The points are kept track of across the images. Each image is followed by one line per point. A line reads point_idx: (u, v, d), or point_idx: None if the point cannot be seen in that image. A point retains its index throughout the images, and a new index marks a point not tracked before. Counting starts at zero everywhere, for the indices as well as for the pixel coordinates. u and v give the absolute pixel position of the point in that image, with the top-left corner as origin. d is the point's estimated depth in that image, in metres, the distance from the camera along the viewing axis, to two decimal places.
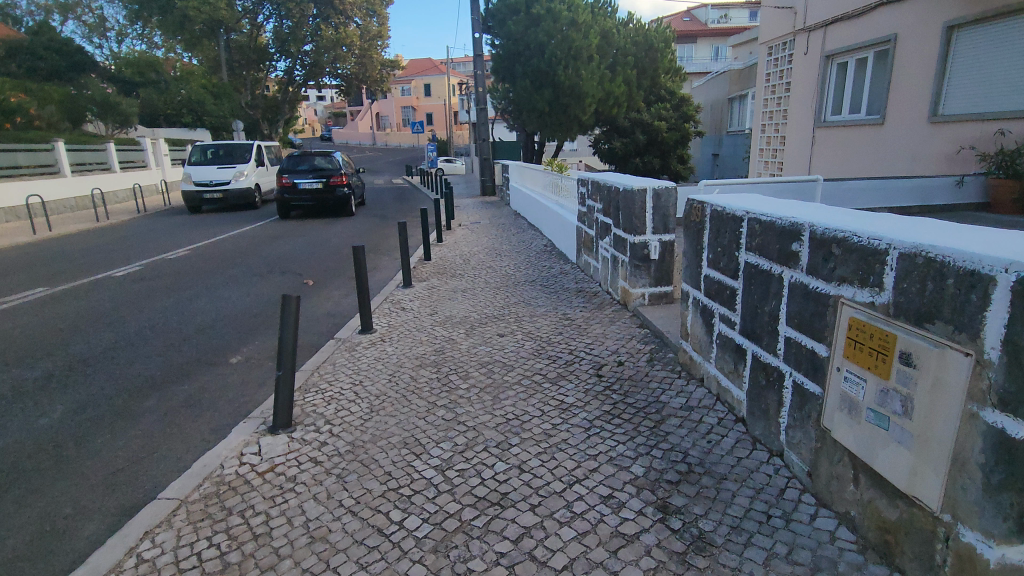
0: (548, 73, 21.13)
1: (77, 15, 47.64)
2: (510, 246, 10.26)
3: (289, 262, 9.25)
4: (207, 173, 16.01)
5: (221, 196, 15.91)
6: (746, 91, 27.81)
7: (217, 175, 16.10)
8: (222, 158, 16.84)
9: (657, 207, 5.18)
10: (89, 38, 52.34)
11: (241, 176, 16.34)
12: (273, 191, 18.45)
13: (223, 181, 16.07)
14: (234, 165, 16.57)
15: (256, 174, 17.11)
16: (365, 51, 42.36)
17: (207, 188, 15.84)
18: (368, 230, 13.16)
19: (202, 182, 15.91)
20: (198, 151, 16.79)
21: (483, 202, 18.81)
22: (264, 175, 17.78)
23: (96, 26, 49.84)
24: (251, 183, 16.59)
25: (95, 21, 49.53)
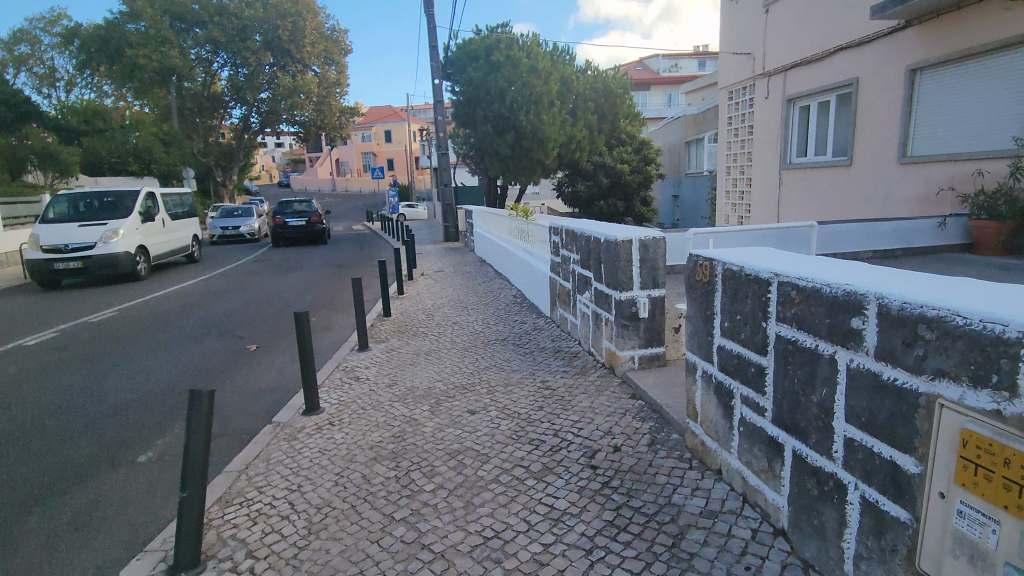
0: (509, 118, 21.08)
1: (23, 64, 46.33)
2: (477, 297, 9.58)
3: (231, 323, 8.34)
4: (62, 234, 11.60)
5: (80, 265, 11.47)
6: (702, 135, 28.49)
7: (77, 237, 11.70)
8: (96, 212, 12.55)
9: (644, 259, 4.64)
10: (36, 87, 50.81)
11: (113, 236, 11.94)
12: (167, 255, 14.08)
13: (85, 244, 11.66)
14: (105, 222, 12.25)
15: (140, 232, 12.85)
16: (323, 98, 42.11)
17: (60, 255, 11.40)
18: (323, 282, 12.29)
19: (53, 248, 11.49)
20: (64, 203, 12.52)
21: (447, 248, 18.18)
22: (157, 233, 13.58)
23: (41, 75, 48.50)
24: (129, 245, 12.28)
25: (41, 70, 48.22)
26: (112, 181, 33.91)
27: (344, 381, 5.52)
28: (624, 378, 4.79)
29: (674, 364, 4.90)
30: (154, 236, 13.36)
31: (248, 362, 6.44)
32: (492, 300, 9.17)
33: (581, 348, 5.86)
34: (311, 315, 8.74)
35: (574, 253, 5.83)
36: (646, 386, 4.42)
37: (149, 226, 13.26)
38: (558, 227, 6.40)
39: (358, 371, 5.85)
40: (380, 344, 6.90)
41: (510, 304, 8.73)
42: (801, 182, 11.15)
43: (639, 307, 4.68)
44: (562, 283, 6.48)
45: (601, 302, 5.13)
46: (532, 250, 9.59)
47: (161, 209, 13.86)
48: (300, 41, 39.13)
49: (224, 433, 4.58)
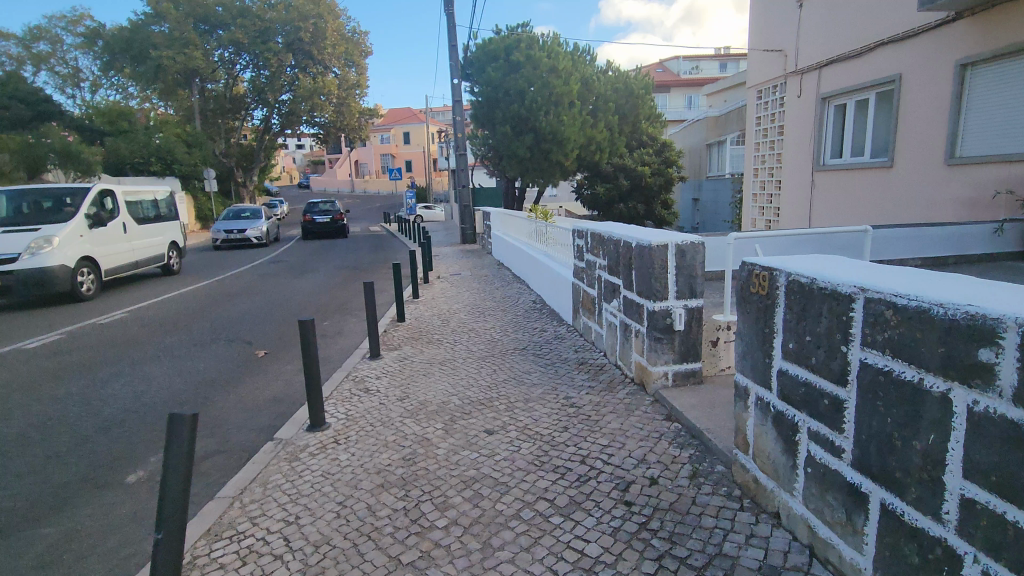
0: (527, 119, 20.69)
1: (51, 66, 47.32)
2: (494, 303, 9.19)
3: (240, 328, 8.07)
4: None
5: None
6: (724, 137, 27.85)
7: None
8: (36, 215, 10.38)
9: (680, 266, 4.21)
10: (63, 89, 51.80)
11: (43, 246, 9.69)
12: (125, 270, 11.82)
13: (9, 256, 9.47)
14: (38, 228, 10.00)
15: (85, 240, 10.57)
16: (342, 99, 42.13)
17: None
18: (337, 285, 12.01)
19: None
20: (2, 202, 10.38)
21: (463, 250, 17.84)
22: (110, 242, 11.30)
23: (68, 76, 49.29)
24: (64, 259, 9.99)
25: (67, 72, 49.02)
26: (134, 181, 34.32)
27: (353, 393, 5.16)
28: (656, 396, 4.36)
29: (712, 382, 4.45)
30: (105, 245, 11.08)
31: (254, 370, 6.13)
32: (510, 306, 8.78)
33: (606, 360, 5.44)
34: (322, 320, 8.43)
35: (601, 259, 5.42)
36: (682, 408, 3.99)
37: (99, 233, 10.98)
38: (583, 231, 5.99)
39: (367, 382, 5.48)
40: (392, 352, 6.55)
41: (528, 310, 8.33)
42: (836, 184, 10.58)
43: (675, 319, 4.25)
44: (586, 290, 6.06)
45: (630, 312, 4.71)
46: (552, 255, 9.11)
47: (121, 214, 11.66)
48: (320, 43, 39.23)
49: (223, 450, 4.25)
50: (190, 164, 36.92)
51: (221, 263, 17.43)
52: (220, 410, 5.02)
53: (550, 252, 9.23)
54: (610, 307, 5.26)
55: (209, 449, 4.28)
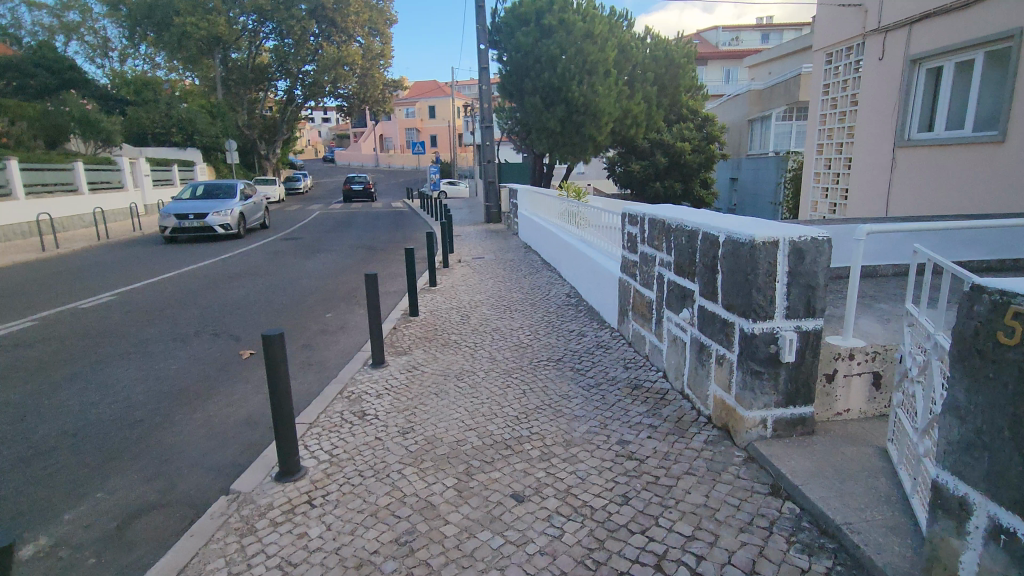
0: (560, 90, 19.16)
1: (80, 36, 47.06)
2: (521, 295, 8.01)
3: (232, 318, 7.03)
4: None
5: None
6: (769, 113, 25.90)
7: None
8: None
9: (794, 272, 2.96)
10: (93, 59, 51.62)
11: None
12: None
13: None
14: None
15: None
16: (367, 70, 40.75)
17: None
18: (349, 267, 10.96)
19: None
20: None
21: (487, 231, 16.66)
22: None
23: (97, 46, 48.84)
24: None
25: (96, 42, 48.53)
26: (156, 152, 33.87)
27: (345, 420, 4.07)
28: (746, 447, 3.19)
29: (826, 431, 3.24)
30: None
31: (234, 378, 5.08)
32: (540, 299, 7.60)
33: (667, 383, 4.28)
34: (325, 311, 7.37)
35: (667, 253, 4.18)
36: (795, 478, 2.79)
37: None
38: (642, 214, 4.74)
39: (365, 402, 4.40)
40: (401, 359, 5.46)
41: (560, 306, 7.15)
42: (922, 164, 9.04)
43: (782, 348, 3.02)
44: (641, 292, 4.86)
45: (709, 330, 3.51)
46: (591, 241, 7.80)
47: None
48: (344, 10, 37.79)
49: (165, 503, 3.19)
50: (212, 136, 36.20)
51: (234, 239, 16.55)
52: (178, 437, 3.96)
53: (588, 241, 7.93)
54: (676, 317, 4.04)
55: (148, 501, 3.22)
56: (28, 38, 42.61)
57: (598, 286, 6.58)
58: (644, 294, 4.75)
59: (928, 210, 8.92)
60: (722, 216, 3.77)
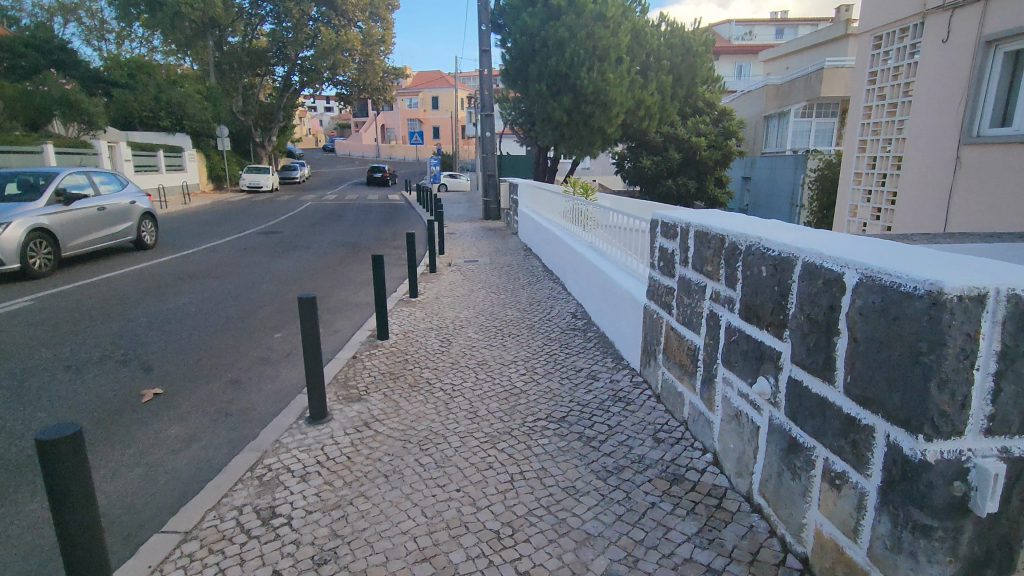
0: (568, 77, 17.73)
1: (77, 17, 45.54)
2: (517, 312, 6.63)
3: (153, 337, 5.66)
4: None
5: None
6: (787, 109, 24.47)
7: None
8: None
9: (1012, 354, 1.58)
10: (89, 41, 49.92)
11: None
12: None
13: None
14: None
15: None
16: (366, 56, 39.20)
17: None
18: (321, 269, 9.59)
19: None
20: None
21: (484, 229, 15.24)
22: None
23: (94, 28, 47.26)
24: None
25: (92, 24, 46.98)
26: (144, 136, 32.43)
27: (239, 531, 2.70)
28: None
29: None
30: None
31: (114, 434, 3.70)
32: (539, 320, 6.22)
33: (721, 474, 2.92)
34: (273, 330, 5.99)
35: (730, 286, 2.80)
36: None
37: None
38: (683, 224, 3.37)
39: (280, 490, 3.03)
40: (350, 409, 4.09)
41: (564, 330, 5.77)
42: (989, 165, 7.58)
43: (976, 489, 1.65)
44: (678, 331, 3.50)
45: (812, 423, 2.14)
46: (604, 251, 6.43)
47: None
48: None
49: None
50: (203, 120, 34.67)
51: (207, 234, 15.18)
52: None
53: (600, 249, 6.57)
54: (743, 384, 2.68)
55: None
56: (21, 17, 41.09)
57: (613, 309, 5.22)
58: (685, 338, 3.38)
59: (995, 220, 7.51)
60: (825, 233, 2.42)
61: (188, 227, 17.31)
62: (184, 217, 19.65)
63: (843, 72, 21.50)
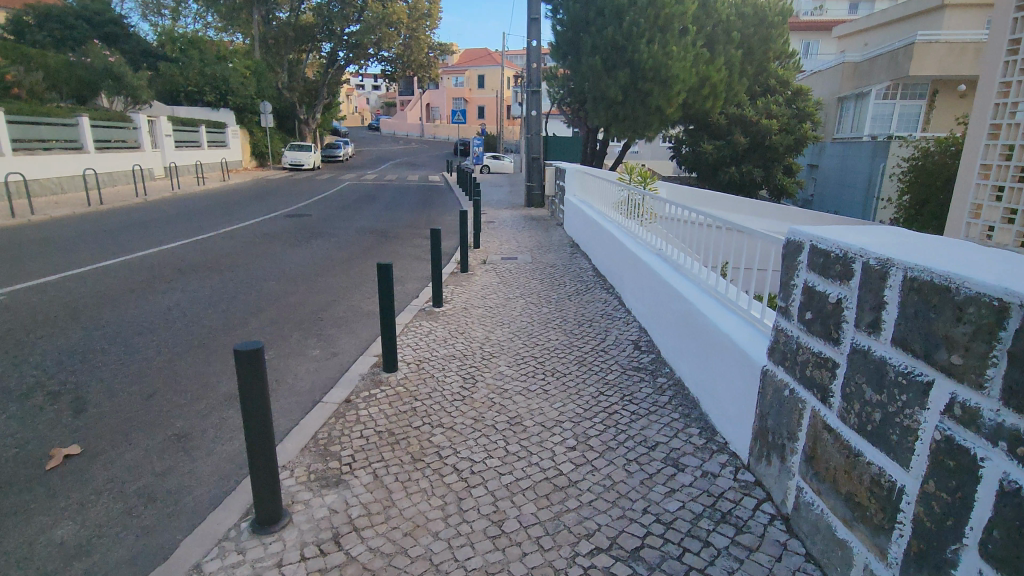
0: (625, 50, 15.96)
1: None
2: (563, 337, 5.23)
3: (109, 358, 4.57)
4: None
5: None
6: (866, 89, 21.87)
7: None
8: None
9: None
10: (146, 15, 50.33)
11: None
12: None
13: None
14: None
15: None
16: (412, 31, 37.89)
17: None
18: (338, 263, 8.45)
19: None
20: None
21: (526, 217, 13.85)
22: None
23: (150, 2, 47.62)
24: None
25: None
26: (189, 111, 32.26)
27: None
28: None
29: None
30: None
31: None
32: (589, 351, 4.81)
33: None
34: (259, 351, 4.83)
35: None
36: None
37: None
38: (857, 252, 2.03)
39: None
40: (320, 503, 2.80)
41: (625, 371, 4.35)
42: None
43: None
44: (846, 439, 2.07)
45: None
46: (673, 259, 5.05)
47: None
48: None
49: None
50: (246, 96, 34.19)
51: (234, 216, 14.36)
52: None
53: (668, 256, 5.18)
54: None
55: None
56: None
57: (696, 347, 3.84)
58: (867, 458, 1.95)
59: None
60: (956, 245, 1.89)
61: (218, 207, 16.57)
62: (217, 197, 18.98)
63: (936, 48, 18.76)
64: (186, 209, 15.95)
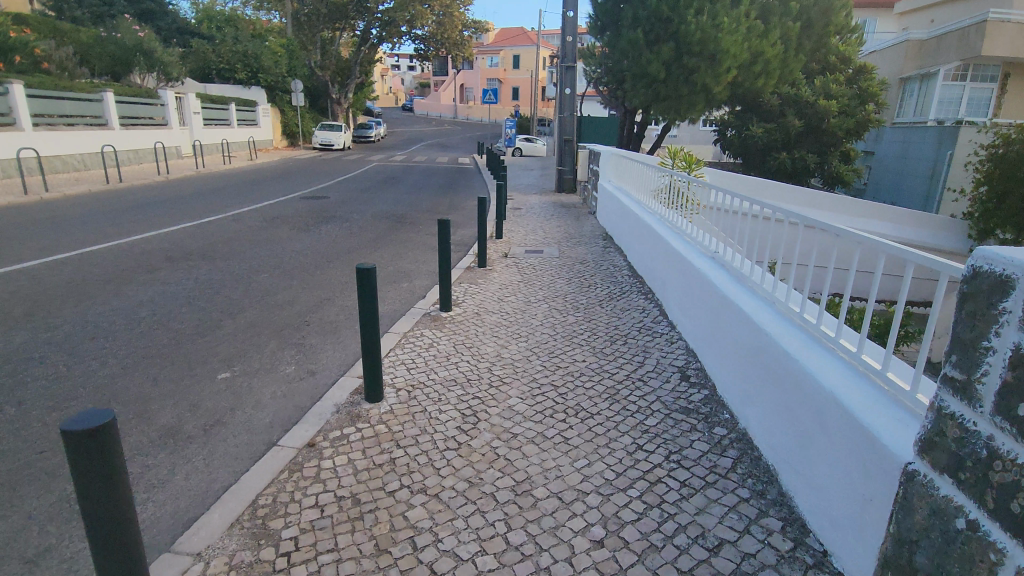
0: (670, 22, 14.65)
1: None
2: (591, 358, 4.27)
3: (39, 371, 3.80)
4: None
5: None
6: (931, 70, 19.67)
7: None
8: None
9: None
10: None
11: None
12: None
13: None
14: None
15: None
16: (446, 8, 36.70)
17: None
18: (344, 253, 7.63)
19: None
20: None
21: (557, 204, 12.83)
22: None
23: None
24: None
25: None
26: (221, 89, 31.97)
27: None
28: None
29: None
30: None
31: None
32: (622, 381, 3.84)
33: None
34: (222, 367, 3.99)
35: None
36: None
37: None
38: None
39: None
40: None
41: (670, 413, 3.37)
42: None
43: None
44: None
45: None
46: (728, 263, 4.06)
47: None
48: None
49: None
50: (277, 74, 33.63)
51: (251, 197, 13.72)
52: None
53: (721, 259, 4.18)
54: None
55: None
56: None
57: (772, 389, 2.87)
58: None
59: None
60: None
61: (238, 187, 16.03)
62: (242, 178, 18.49)
63: (1009, 27, 16.93)
64: (206, 189, 15.42)
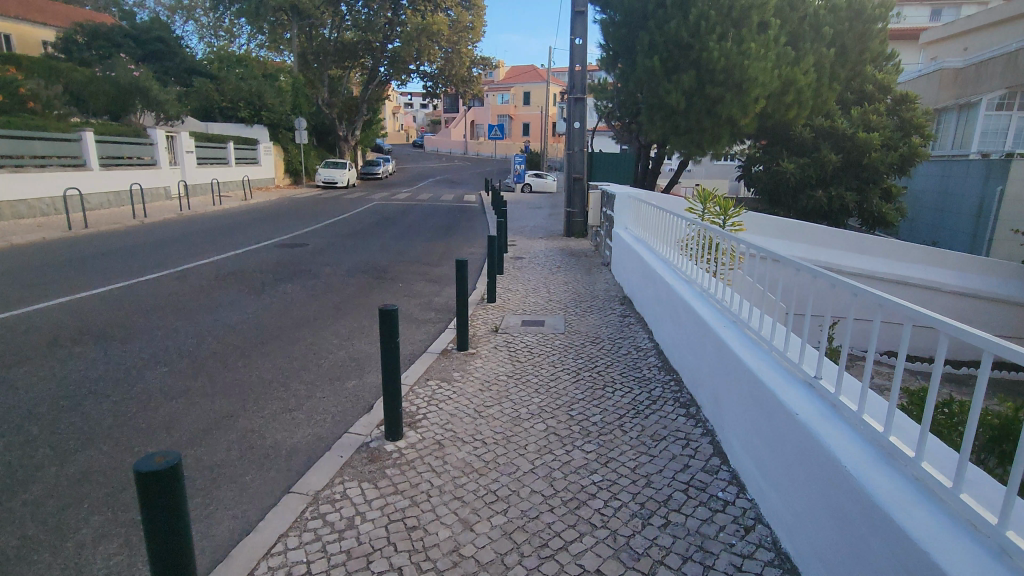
0: (690, 49, 13.27)
1: (193, 15, 46.06)
2: (612, 565, 2.50)
3: None
4: None
5: None
6: (974, 98, 18.04)
7: None
8: None
9: None
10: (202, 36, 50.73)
11: None
12: None
13: None
14: None
15: None
16: (454, 45, 35.96)
17: None
18: (293, 329, 6.04)
19: None
20: None
21: (565, 252, 11.21)
22: None
23: (207, 26, 47.67)
24: None
25: (206, 21, 47.62)
26: (223, 128, 31.21)
27: None
28: None
29: None
30: None
31: None
32: None
33: None
34: None
35: None
36: None
37: None
38: None
39: None
40: None
41: None
42: None
43: None
44: None
45: None
46: (847, 407, 2.36)
47: None
48: None
49: None
50: (281, 112, 32.73)
51: (222, 244, 12.26)
52: None
53: (828, 391, 2.51)
54: None
55: None
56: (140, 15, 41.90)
57: None
58: None
59: None
60: None
61: (216, 231, 14.64)
62: (227, 221, 17.19)
63: None
64: (180, 233, 14.06)
